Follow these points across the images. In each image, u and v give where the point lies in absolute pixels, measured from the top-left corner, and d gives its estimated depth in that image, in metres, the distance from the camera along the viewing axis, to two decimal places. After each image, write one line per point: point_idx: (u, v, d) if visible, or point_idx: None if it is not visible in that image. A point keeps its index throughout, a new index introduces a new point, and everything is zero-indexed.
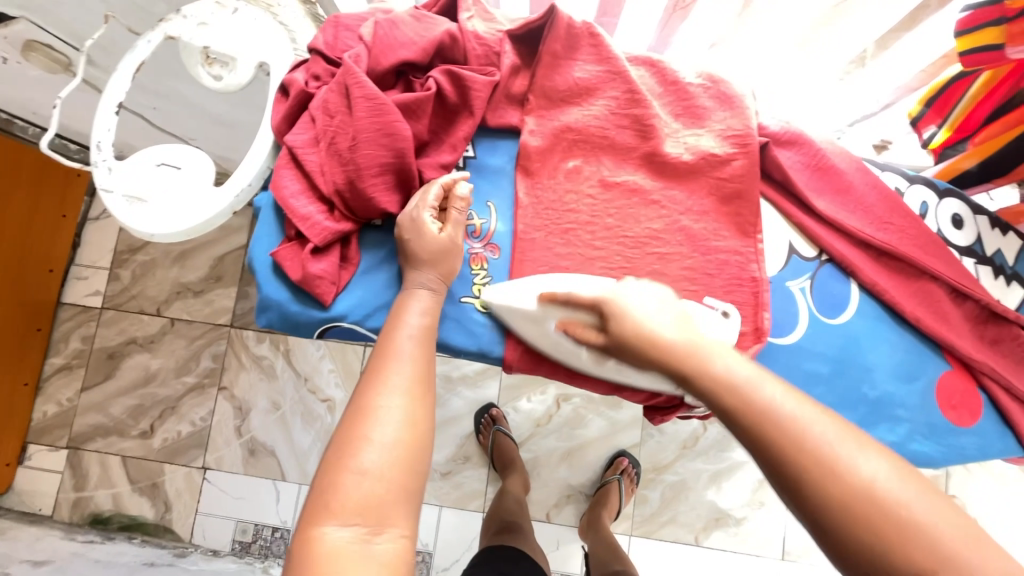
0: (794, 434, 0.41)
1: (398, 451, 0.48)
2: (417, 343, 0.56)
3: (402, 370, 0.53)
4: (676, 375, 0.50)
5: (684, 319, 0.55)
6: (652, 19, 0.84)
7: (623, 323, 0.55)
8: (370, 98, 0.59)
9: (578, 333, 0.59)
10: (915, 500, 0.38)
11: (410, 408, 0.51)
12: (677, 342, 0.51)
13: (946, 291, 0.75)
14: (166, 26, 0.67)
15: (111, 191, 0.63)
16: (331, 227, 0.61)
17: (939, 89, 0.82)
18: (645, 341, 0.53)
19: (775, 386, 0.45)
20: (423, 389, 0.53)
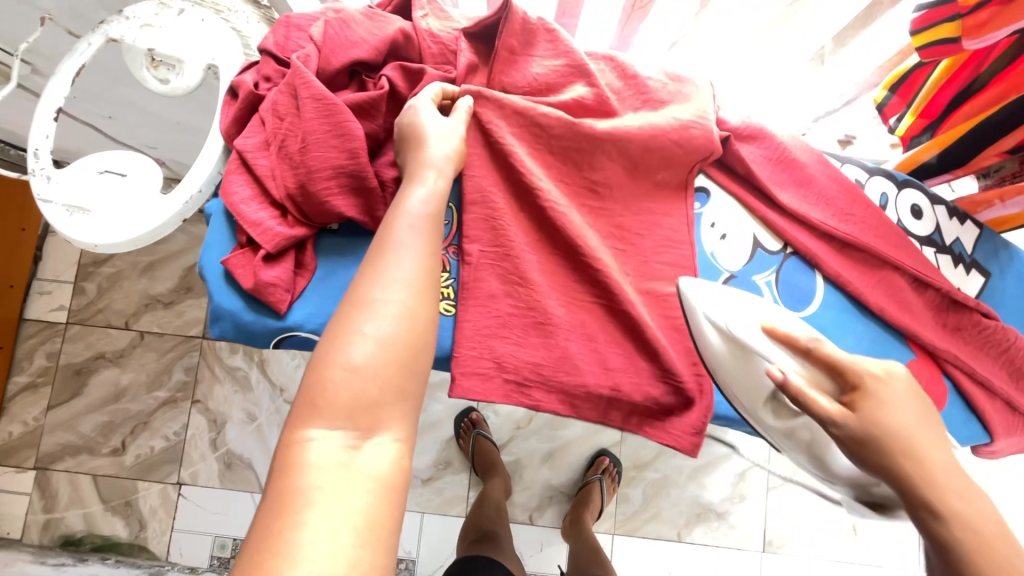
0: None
1: (393, 350, 0.41)
2: (422, 237, 0.48)
3: (409, 269, 0.46)
4: (913, 487, 0.45)
5: (927, 417, 0.49)
6: (611, 19, 0.83)
7: (879, 415, 0.48)
8: (319, 98, 0.57)
9: (806, 398, 0.50)
10: None
11: (411, 305, 0.44)
12: (937, 466, 0.45)
13: (908, 280, 0.75)
14: (108, 28, 0.65)
15: (50, 202, 0.61)
16: (283, 232, 0.59)
17: (903, 76, 0.80)
18: (902, 449, 0.46)
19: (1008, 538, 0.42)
20: (427, 285, 0.46)
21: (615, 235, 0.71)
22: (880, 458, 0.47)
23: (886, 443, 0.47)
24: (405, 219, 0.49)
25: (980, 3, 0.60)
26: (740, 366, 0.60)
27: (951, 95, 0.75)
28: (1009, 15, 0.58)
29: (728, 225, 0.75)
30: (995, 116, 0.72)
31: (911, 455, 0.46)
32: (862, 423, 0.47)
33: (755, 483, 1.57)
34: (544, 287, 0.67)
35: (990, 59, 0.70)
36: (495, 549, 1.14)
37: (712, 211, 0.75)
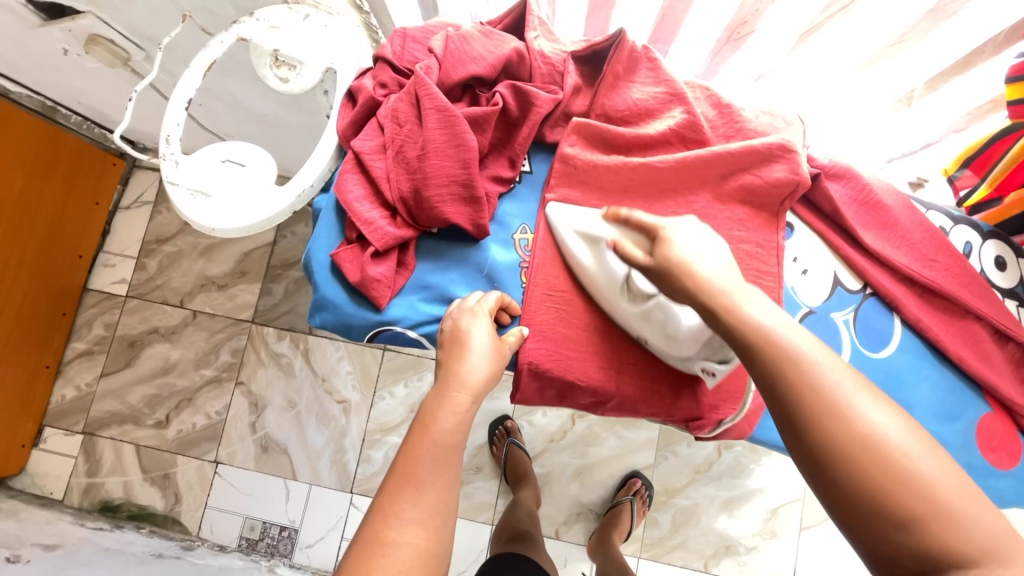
0: (811, 380, 0.45)
1: (421, 557, 0.47)
2: (437, 470, 0.52)
3: (416, 501, 0.50)
4: (704, 306, 0.51)
5: (729, 263, 0.55)
6: (704, 48, 0.86)
7: (670, 253, 0.54)
8: (441, 110, 0.60)
9: (623, 251, 0.58)
10: (918, 455, 0.41)
11: (439, 511, 0.50)
12: (717, 283, 0.52)
13: (989, 331, 0.75)
14: (240, 28, 0.70)
15: (177, 184, 0.65)
16: (393, 232, 0.62)
17: (981, 148, 0.87)
18: (689, 277, 0.53)
19: (801, 334, 0.48)
20: (449, 493, 0.52)
21: None
22: (681, 289, 0.53)
23: (680, 270, 0.53)
24: (428, 449, 0.53)
25: None
26: (590, 261, 0.66)
27: None
28: None
29: (809, 258, 0.76)
30: None
31: (696, 286, 0.52)
32: (655, 263, 0.55)
33: (787, 521, 1.55)
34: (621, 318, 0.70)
35: None
36: (533, 549, 1.16)
37: (795, 245, 0.76)
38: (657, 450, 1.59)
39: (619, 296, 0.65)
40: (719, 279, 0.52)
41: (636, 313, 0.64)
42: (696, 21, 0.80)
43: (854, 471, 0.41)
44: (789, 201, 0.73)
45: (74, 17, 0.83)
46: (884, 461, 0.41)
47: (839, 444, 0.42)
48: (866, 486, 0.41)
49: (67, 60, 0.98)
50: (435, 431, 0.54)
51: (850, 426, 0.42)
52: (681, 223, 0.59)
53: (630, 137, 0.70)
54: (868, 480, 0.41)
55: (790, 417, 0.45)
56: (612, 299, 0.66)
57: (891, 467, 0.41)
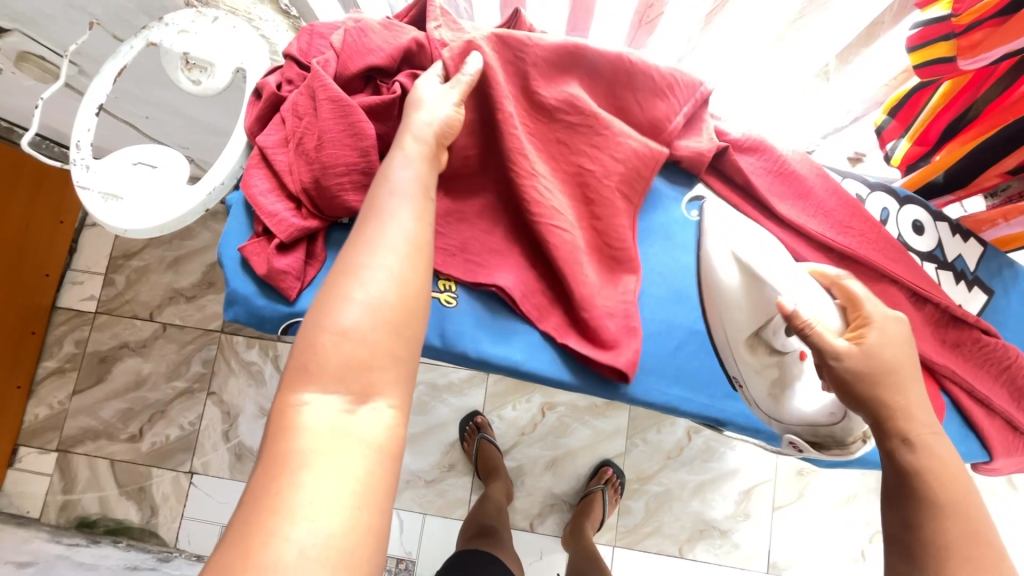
0: (967, 552, 0.45)
1: (404, 293, 0.44)
2: (400, 204, 0.49)
3: (385, 234, 0.46)
4: (891, 428, 0.51)
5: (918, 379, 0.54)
6: (620, 32, 0.87)
7: (873, 351, 0.52)
8: (335, 100, 0.61)
9: (815, 331, 0.53)
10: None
11: (416, 244, 0.47)
12: (903, 403, 0.51)
13: (906, 294, 0.76)
14: (148, 33, 0.71)
15: (88, 188, 0.66)
16: (297, 223, 0.63)
17: (905, 97, 0.83)
18: (890, 398, 0.51)
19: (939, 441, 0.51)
20: (426, 227, 0.49)
21: (617, 243, 0.72)
22: (873, 395, 0.52)
23: (878, 380, 0.52)
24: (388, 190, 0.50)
25: (972, 25, 0.62)
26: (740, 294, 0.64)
27: (944, 125, 0.79)
28: (1000, 37, 0.61)
29: None
30: (993, 139, 0.75)
31: (894, 400, 0.51)
32: (854, 361, 0.52)
33: (760, 502, 1.55)
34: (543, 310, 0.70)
35: (987, 86, 0.72)
36: (496, 547, 1.16)
37: None
38: (628, 438, 1.59)
39: (745, 342, 0.66)
40: (922, 414, 0.52)
41: (755, 364, 0.66)
42: (606, 5, 0.81)
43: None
44: (702, 170, 0.76)
45: (0, 36, 0.83)
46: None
47: None
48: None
49: (4, 78, 0.99)
50: (396, 179, 0.51)
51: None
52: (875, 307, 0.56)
53: (540, 100, 0.68)
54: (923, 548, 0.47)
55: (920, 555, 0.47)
56: (739, 339, 0.67)
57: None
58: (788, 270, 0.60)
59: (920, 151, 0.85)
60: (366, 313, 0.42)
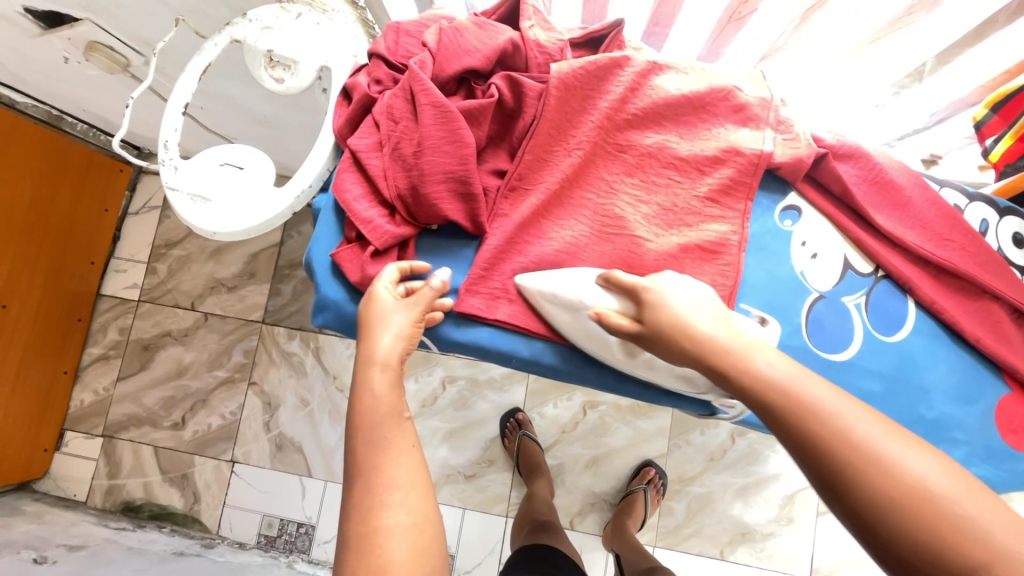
0: (841, 436, 0.45)
1: (416, 531, 0.49)
2: (380, 448, 0.53)
3: (385, 482, 0.51)
4: (712, 360, 0.53)
5: (721, 313, 0.57)
6: (704, 31, 0.84)
7: (659, 311, 0.57)
8: (437, 105, 0.59)
9: (609, 324, 0.60)
10: (907, 458, 0.43)
11: (407, 477, 0.52)
12: (717, 336, 0.54)
13: (1006, 311, 0.73)
14: (232, 29, 0.69)
15: (177, 190, 0.65)
16: (392, 230, 0.62)
17: (1011, 93, 0.79)
18: (693, 335, 0.55)
19: (771, 355, 0.52)
20: (408, 454, 0.53)
21: (707, 251, 0.70)
22: (670, 340, 0.56)
23: (672, 330, 0.56)
24: (364, 433, 0.54)
25: None
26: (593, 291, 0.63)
27: None
28: None
29: (818, 243, 0.74)
30: None
31: (698, 337, 0.54)
32: (646, 328, 0.57)
33: (803, 506, 1.54)
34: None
35: None
36: (555, 537, 1.17)
37: (803, 229, 0.74)
38: (670, 439, 1.58)
39: (613, 349, 0.65)
40: (713, 331, 0.55)
41: (638, 363, 0.65)
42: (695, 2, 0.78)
43: (907, 522, 0.40)
44: (799, 178, 0.73)
45: (73, 25, 0.82)
46: (933, 507, 0.40)
47: (884, 484, 0.42)
48: (921, 540, 0.39)
49: (68, 68, 0.98)
50: (365, 411, 0.55)
51: (890, 472, 0.42)
52: (661, 277, 0.62)
53: (633, 111, 0.70)
54: (841, 463, 0.44)
55: (828, 480, 0.44)
56: (608, 353, 0.66)
57: (942, 507, 0.40)
58: (596, 288, 0.63)
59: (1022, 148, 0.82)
60: (394, 566, 0.47)
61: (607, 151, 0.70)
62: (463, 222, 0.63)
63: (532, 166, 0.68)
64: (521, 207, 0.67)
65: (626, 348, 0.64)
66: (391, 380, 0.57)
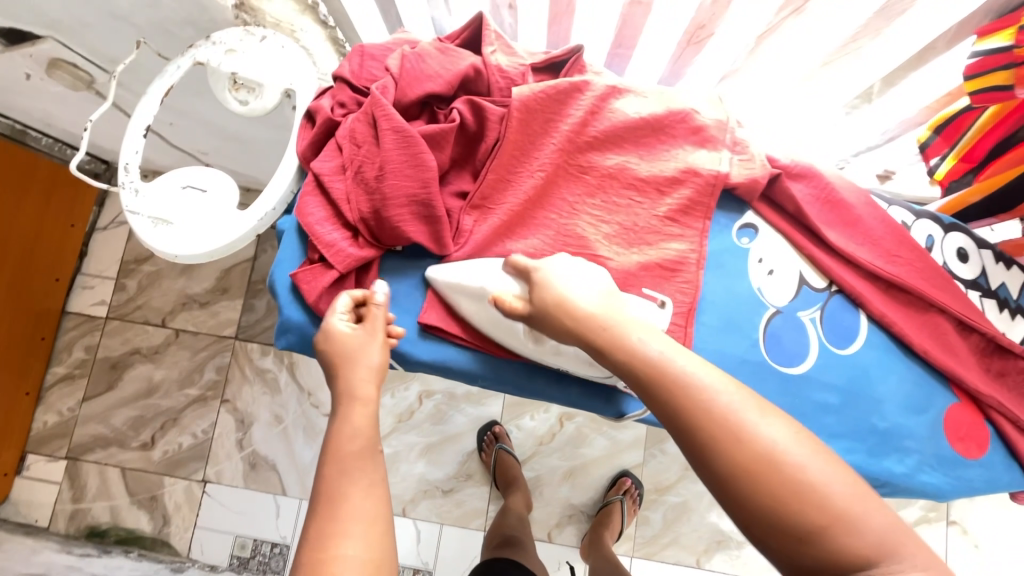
0: (705, 406, 0.47)
1: (371, 566, 0.45)
2: (350, 478, 0.51)
3: (347, 512, 0.48)
4: (592, 340, 0.56)
5: (605, 294, 0.60)
6: (665, 53, 0.87)
7: (546, 295, 0.59)
8: (398, 130, 0.60)
9: (502, 304, 0.61)
10: (760, 425, 0.46)
11: (371, 511, 0.49)
12: (597, 315, 0.57)
13: (952, 323, 0.76)
14: (195, 52, 0.69)
15: (138, 213, 0.65)
16: (354, 253, 0.62)
17: (951, 117, 0.84)
18: (576, 317, 0.57)
19: (647, 333, 0.54)
20: (377, 488, 0.51)
21: (667, 268, 0.72)
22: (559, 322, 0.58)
23: (560, 313, 0.58)
24: (336, 463, 0.52)
25: None
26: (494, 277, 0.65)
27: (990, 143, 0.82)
28: None
29: (774, 260, 0.77)
30: None
31: (580, 319, 0.57)
32: (536, 312, 0.60)
33: None
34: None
35: None
36: (519, 553, 1.17)
37: (760, 247, 0.77)
38: (646, 449, 1.60)
39: (522, 339, 0.66)
40: (594, 312, 0.57)
41: (544, 351, 0.66)
42: (655, 25, 0.81)
43: (756, 487, 0.43)
44: (755, 198, 0.76)
45: (33, 43, 0.81)
46: (780, 471, 0.43)
47: (735, 450, 0.45)
48: (763, 499, 0.43)
49: (29, 84, 0.96)
50: (340, 440, 0.53)
51: (746, 440, 0.45)
52: (552, 262, 0.64)
53: (594, 134, 0.72)
54: (702, 432, 0.46)
55: (692, 448, 0.47)
56: (515, 342, 0.67)
57: (787, 471, 0.43)
58: (502, 274, 0.65)
59: (964, 168, 0.87)
60: None
61: (569, 172, 0.72)
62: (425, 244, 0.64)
63: (495, 187, 0.69)
64: (485, 228, 0.68)
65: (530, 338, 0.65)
66: (370, 411, 0.57)
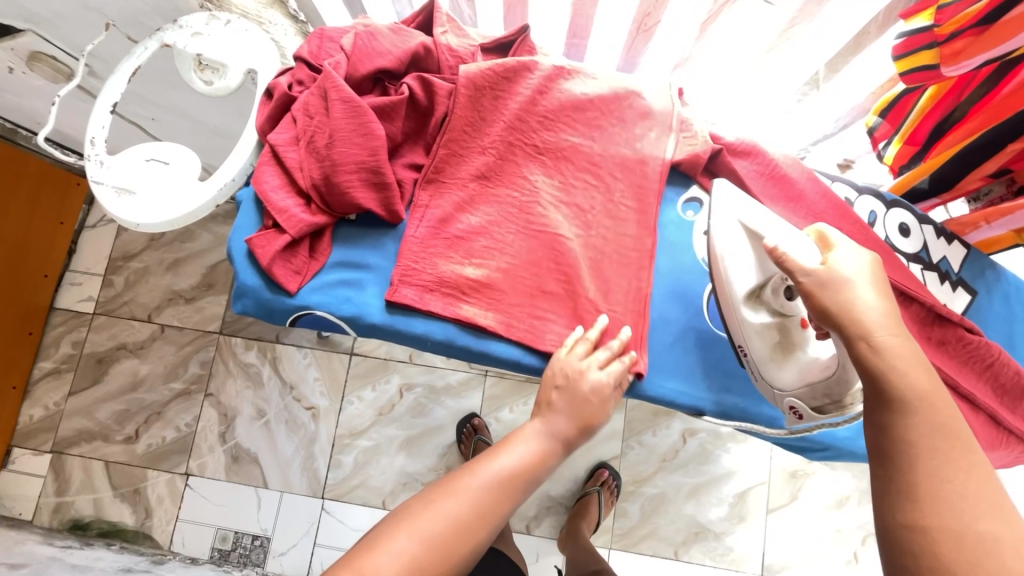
0: (936, 471, 0.46)
1: (434, 546, 0.54)
2: (483, 483, 0.60)
3: (456, 503, 0.58)
4: (852, 334, 0.53)
5: (892, 307, 0.55)
6: (618, 41, 0.91)
7: (834, 280, 0.55)
8: (347, 101, 0.64)
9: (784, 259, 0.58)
10: (988, 518, 0.43)
11: (466, 516, 0.57)
12: (877, 323, 0.53)
13: (895, 293, 0.78)
14: (162, 35, 0.73)
15: (102, 183, 0.68)
16: (306, 219, 0.65)
17: (893, 100, 0.86)
18: (852, 314, 0.54)
19: (923, 374, 0.51)
20: (483, 512, 0.59)
21: (622, 241, 0.75)
22: (836, 315, 0.54)
23: (836, 306, 0.55)
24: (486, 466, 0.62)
25: (954, 33, 0.65)
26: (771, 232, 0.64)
27: (931, 125, 0.82)
28: (980, 46, 0.63)
29: None
30: (977, 141, 0.78)
31: (856, 314, 0.53)
32: (810, 291, 0.56)
33: (755, 504, 1.57)
34: (545, 307, 0.72)
35: (970, 88, 0.76)
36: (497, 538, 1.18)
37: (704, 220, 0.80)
38: (624, 441, 1.61)
39: (747, 301, 0.67)
40: (883, 321, 0.53)
41: (756, 324, 0.67)
42: (607, 11, 0.85)
43: (947, 550, 0.42)
44: (699, 172, 0.79)
45: (14, 35, 0.84)
46: (980, 561, 0.41)
47: (948, 516, 0.43)
48: (949, 568, 0.41)
49: (13, 78, 1.00)
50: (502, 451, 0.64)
51: (961, 515, 0.43)
52: (839, 247, 0.58)
53: (544, 111, 0.75)
54: (918, 484, 0.46)
55: (900, 486, 0.47)
56: (736, 300, 0.67)
57: (992, 567, 0.40)
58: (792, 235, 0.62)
59: (910, 151, 0.88)
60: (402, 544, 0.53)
61: (521, 147, 0.75)
62: (375, 211, 0.67)
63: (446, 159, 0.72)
64: (436, 199, 0.72)
65: (775, 287, 0.65)
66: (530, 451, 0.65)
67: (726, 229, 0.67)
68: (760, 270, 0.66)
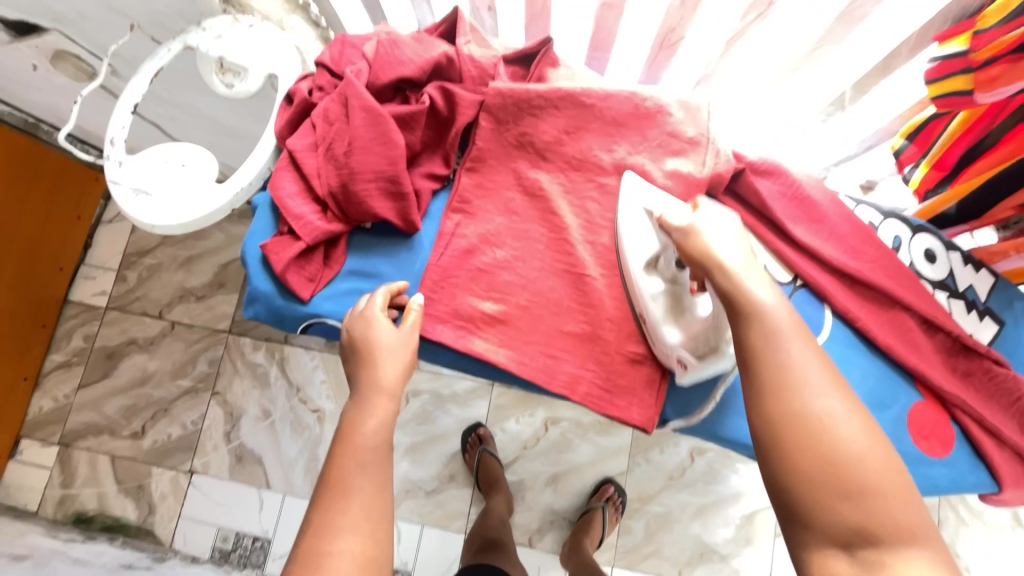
0: (784, 376, 0.52)
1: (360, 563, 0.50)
2: (361, 471, 0.55)
3: (345, 507, 0.52)
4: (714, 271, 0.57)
5: (751, 254, 0.59)
6: (641, 53, 0.89)
7: (696, 232, 0.60)
8: (369, 109, 0.63)
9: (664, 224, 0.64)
10: (832, 405, 0.50)
11: (370, 505, 0.53)
12: (733, 262, 0.57)
13: (917, 321, 0.76)
14: (187, 37, 0.73)
15: (119, 183, 0.68)
16: (322, 226, 0.65)
17: (920, 125, 0.84)
18: (711, 257, 0.58)
19: (785, 313, 0.55)
20: (377, 486, 0.55)
21: None
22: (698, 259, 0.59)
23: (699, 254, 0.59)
24: (353, 455, 0.56)
25: (990, 59, 0.63)
26: (664, 206, 0.68)
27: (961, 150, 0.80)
28: (1018, 72, 0.61)
29: None
30: (1010, 168, 0.76)
31: (713, 255, 0.58)
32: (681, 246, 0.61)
33: (763, 527, 1.53)
34: (557, 323, 0.71)
35: (1001, 116, 0.74)
36: (500, 556, 1.16)
37: None
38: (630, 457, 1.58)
39: (644, 264, 0.68)
40: (736, 259, 0.58)
41: (649, 286, 0.67)
42: (631, 21, 0.83)
43: (809, 448, 0.49)
44: (720, 191, 0.76)
45: (40, 33, 0.85)
46: (823, 442, 0.49)
47: (802, 415, 0.50)
48: (812, 461, 0.49)
49: (37, 75, 1.01)
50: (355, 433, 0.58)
51: (809, 410, 0.50)
52: (705, 207, 0.63)
53: (564, 123, 0.73)
54: (775, 391, 0.51)
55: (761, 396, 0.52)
56: (634, 267, 0.68)
57: (841, 450, 0.48)
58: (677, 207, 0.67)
59: (937, 176, 0.86)
60: None
61: (540, 159, 0.73)
62: (393, 221, 0.67)
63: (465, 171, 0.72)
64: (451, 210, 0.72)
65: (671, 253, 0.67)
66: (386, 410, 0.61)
67: (632, 218, 0.69)
68: (658, 240, 0.67)
